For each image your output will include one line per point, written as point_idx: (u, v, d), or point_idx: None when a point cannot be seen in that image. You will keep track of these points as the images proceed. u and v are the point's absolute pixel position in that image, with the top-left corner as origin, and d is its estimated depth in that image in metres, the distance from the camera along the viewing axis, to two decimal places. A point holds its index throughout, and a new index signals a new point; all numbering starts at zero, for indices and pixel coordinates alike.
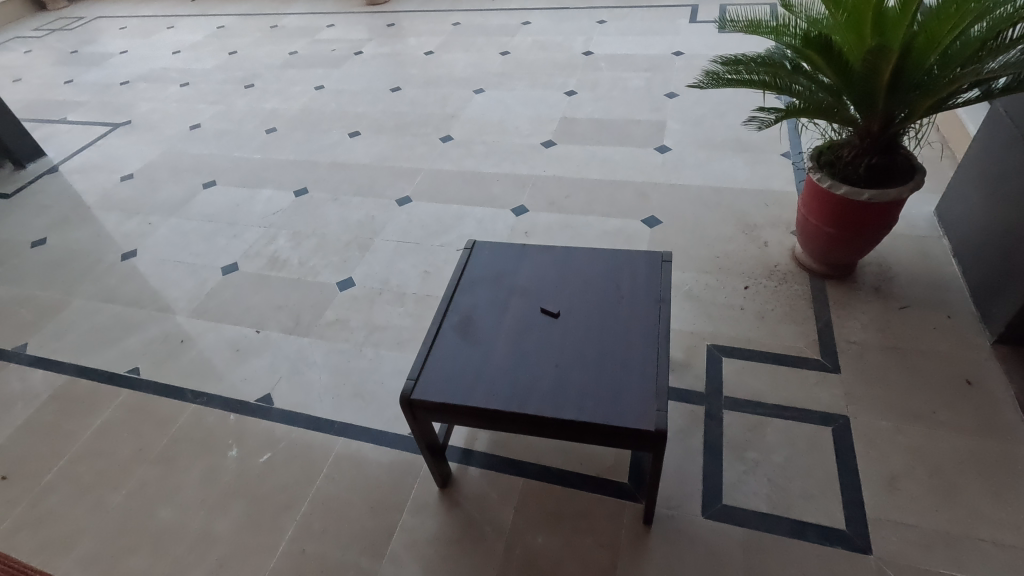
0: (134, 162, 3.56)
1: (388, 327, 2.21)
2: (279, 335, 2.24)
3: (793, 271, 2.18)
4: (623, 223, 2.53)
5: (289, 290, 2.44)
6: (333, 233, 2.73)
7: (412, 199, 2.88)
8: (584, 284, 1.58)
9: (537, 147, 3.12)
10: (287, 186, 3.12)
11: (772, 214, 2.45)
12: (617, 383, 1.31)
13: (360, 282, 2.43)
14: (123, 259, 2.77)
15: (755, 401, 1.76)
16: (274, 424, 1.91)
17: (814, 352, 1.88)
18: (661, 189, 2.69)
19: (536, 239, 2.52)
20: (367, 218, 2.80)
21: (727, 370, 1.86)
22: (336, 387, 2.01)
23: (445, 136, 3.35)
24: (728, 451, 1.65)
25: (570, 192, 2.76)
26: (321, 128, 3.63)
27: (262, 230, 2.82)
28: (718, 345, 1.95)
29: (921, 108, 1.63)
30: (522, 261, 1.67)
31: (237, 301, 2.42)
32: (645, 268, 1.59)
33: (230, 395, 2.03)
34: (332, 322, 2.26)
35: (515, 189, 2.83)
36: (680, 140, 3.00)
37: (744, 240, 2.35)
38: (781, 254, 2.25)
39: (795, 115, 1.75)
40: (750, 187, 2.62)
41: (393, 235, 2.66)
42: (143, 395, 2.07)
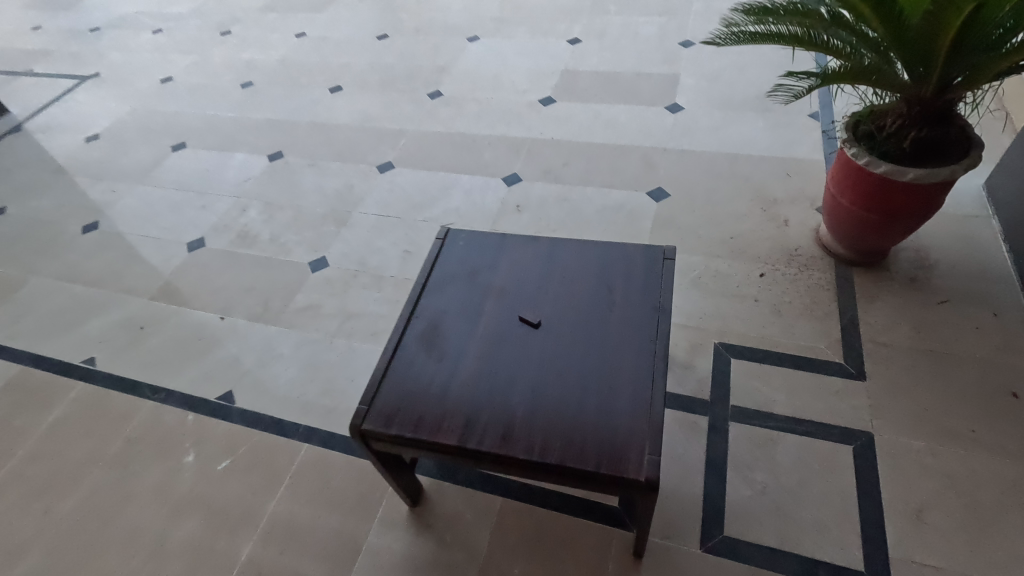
0: (101, 121, 3.29)
1: (363, 314, 2.01)
2: (246, 322, 2.05)
3: (816, 255, 1.92)
4: (628, 196, 2.26)
5: (258, 270, 2.24)
6: (308, 204, 2.49)
7: (395, 165, 2.61)
8: (571, 286, 1.35)
9: (535, 105, 2.81)
10: (262, 149, 2.86)
11: (797, 187, 2.16)
12: (603, 416, 1.11)
13: (335, 262, 2.21)
14: (86, 231, 2.57)
15: (765, 412, 1.56)
16: (236, 426, 1.76)
17: (835, 354, 1.66)
18: (671, 156, 2.39)
19: (528, 214, 2.27)
20: (346, 187, 2.55)
21: (735, 374, 1.66)
22: (304, 385, 1.83)
23: (435, 92, 3.03)
24: (733, 471, 1.46)
25: (569, 159, 2.47)
26: (301, 82, 3.32)
27: (233, 199, 2.59)
28: (727, 345, 1.73)
29: (989, 72, 1.33)
30: (502, 255, 1.44)
31: (202, 283, 2.23)
32: (642, 268, 1.36)
33: (189, 391, 1.86)
34: (303, 308, 2.06)
35: (509, 155, 2.55)
36: (694, 98, 2.67)
37: (762, 218, 2.08)
38: (802, 236, 1.99)
39: (834, 79, 1.45)
40: (772, 154, 2.31)
41: (373, 207, 2.42)
42: (100, 389, 1.92)
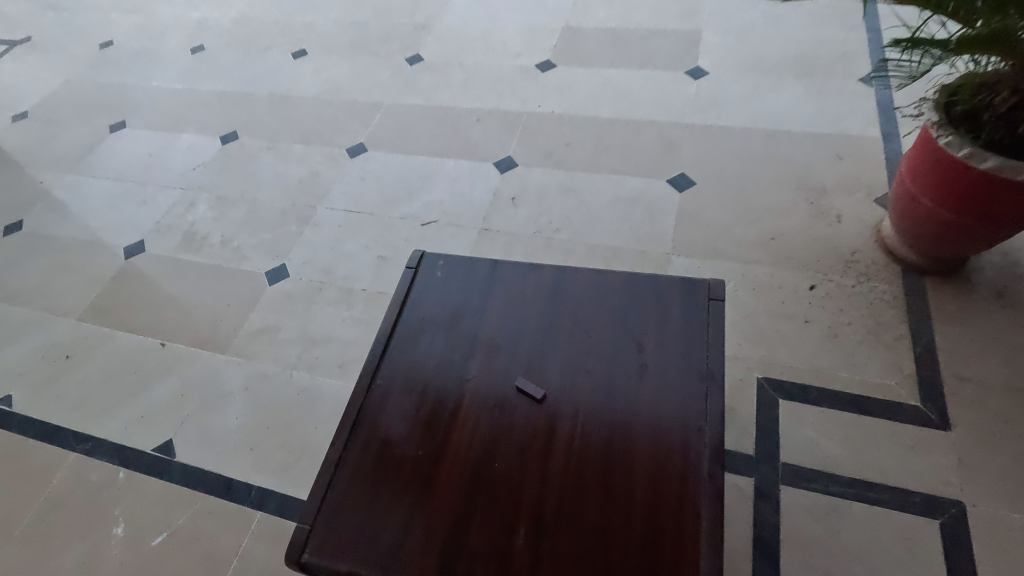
0: (31, 95, 2.85)
1: (329, 339, 1.67)
2: (191, 349, 1.72)
3: (879, 261, 1.57)
4: (644, 184, 1.89)
5: (206, 282, 1.88)
6: (266, 197, 2.11)
7: (368, 148, 2.22)
8: (585, 339, 1.01)
9: (532, 71, 2.38)
10: (213, 129, 2.45)
11: (849, 171, 1.79)
12: (634, 546, 0.79)
13: (297, 272, 1.86)
14: (7, 231, 2.19)
15: (826, 473, 1.25)
16: (175, 487, 1.45)
17: (910, 393, 1.33)
18: (695, 134, 2.00)
19: (526, 209, 1.90)
20: (310, 175, 2.16)
21: (785, 419, 1.34)
22: (258, 432, 1.51)
23: (414, 56, 2.59)
24: (788, 554, 1.16)
25: (573, 138, 2.08)
26: (260, 46, 2.86)
27: (179, 192, 2.20)
28: (774, 381, 1.40)
29: None
30: (492, 292, 1.10)
31: (140, 298, 1.88)
32: (681, 310, 1.02)
33: (121, 441, 1.55)
34: (258, 331, 1.73)
35: (501, 134, 2.15)
36: (720, 59, 2.26)
37: (808, 212, 1.71)
38: (860, 236, 1.63)
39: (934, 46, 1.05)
40: (817, 130, 1.93)
41: (342, 201, 2.04)
42: (15, 436, 1.59)
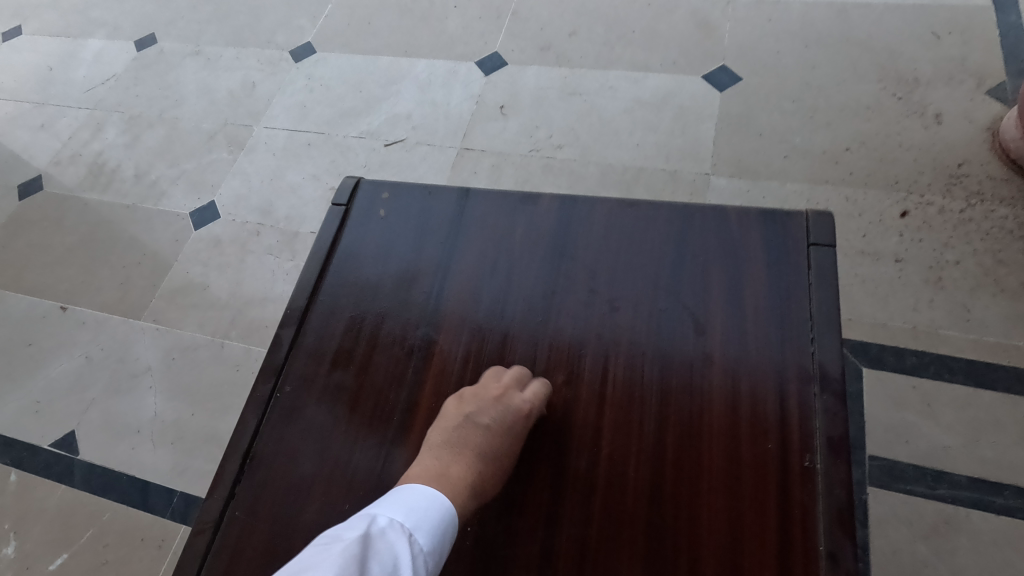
0: None
1: (269, 298, 1.31)
2: (96, 314, 1.35)
3: (994, 175, 1.16)
4: (672, 82, 1.44)
5: (116, 227, 1.49)
6: (190, 116, 1.67)
7: (316, 48, 1.74)
8: (610, 311, 0.63)
9: None
10: (126, 32, 1.96)
11: (948, 55, 1.33)
12: None
13: (229, 211, 1.46)
14: None
15: (931, 470, 0.92)
16: (77, 493, 1.13)
17: None
18: (738, 11, 1.52)
19: (518, 120, 1.46)
20: (244, 86, 1.70)
21: (871, 395, 0.99)
22: (181, 419, 1.19)
23: None
24: None
25: (579, 23, 1.60)
26: None
27: (83, 113, 1.76)
28: (855, 344, 1.03)
29: None
30: (463, 239, 0.72)
31: (35, 250, 1.49)
32: (763, 262, 0.63)
33: (12, 434, 1.22)
34: (180, 289, 1.36)
35: (485, 22, 1.67)
36: None
37: (894, 112, 1.28)
38: (968, 141, 1.21)
39: None
40: (903, 1, 1.45)
41: (285, 117, 1.61)
42: None
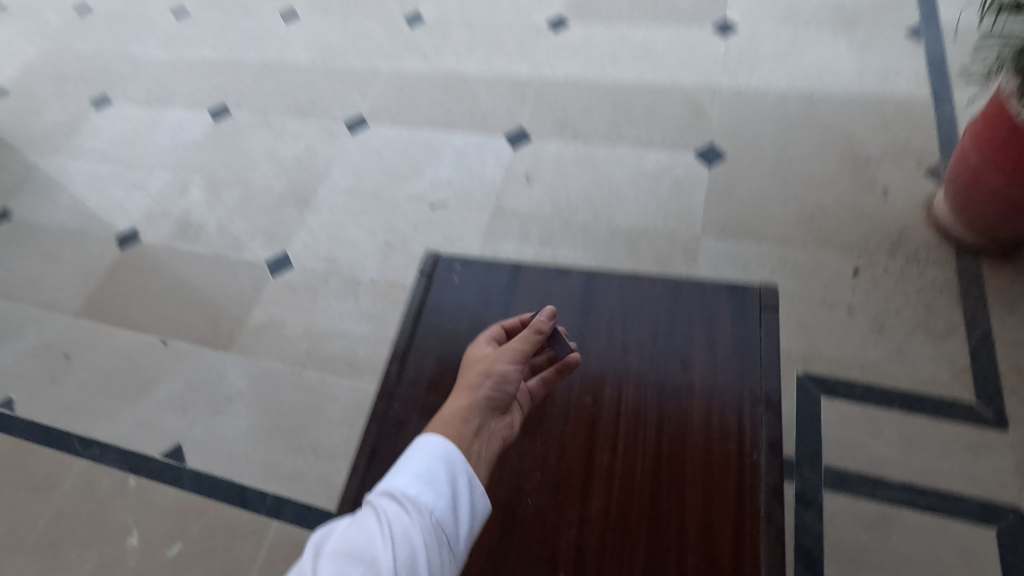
0: (7, 67, 2.67)
1: (337, 335, 1.59)
2: (192, 347, 1.63)
3: (929, 241, 1.44)
4: (669, 157, 1.74)
5: (204, 273, 1.78)
6: (262, 178, 1.98)
7: (368, 120, 2.06)
8: (622, 351, 0.91)
9: (543, 29, 2.18)
10: (202, 103, 2.29)
11: (895, 139, 1.63)
12: None
13: (299, 260, 1.75)
14: None
15: (873, 477, 1.17)
16: (186, 494, 1.39)
17: (963, 390, 1.24)
18: (724, 98, 1.84)
19: (541, 186, 1.76)
20: (307, 152, 2.02)
21: (827, 417, 1.25)
22: (268, 435, 1.45)
23: (414, 15, 2.38)
24: (833, 564, 1.10)
25: (591, 105, 1.92)
26: (246, 6, 2.66)
27: (170, 174, 2.07)
28: (815, 377, 1.30)
29: None
30: (516, 300, 0.99)
31: (137, 292, 1.78)
32: (731, 319, 0.91)
33: (128, 446, 1.49)
34: (262, 326, 1.64)
35: (512, 101, 1.99)
36: (750, 11, 2.05)
37: (850, 186, 1.57)
38: (908, 211, 1.50)
39: None
40: (859, 92, 1.76)
41: (343, 180, 1.91)
42: (19, 443, 1.53)
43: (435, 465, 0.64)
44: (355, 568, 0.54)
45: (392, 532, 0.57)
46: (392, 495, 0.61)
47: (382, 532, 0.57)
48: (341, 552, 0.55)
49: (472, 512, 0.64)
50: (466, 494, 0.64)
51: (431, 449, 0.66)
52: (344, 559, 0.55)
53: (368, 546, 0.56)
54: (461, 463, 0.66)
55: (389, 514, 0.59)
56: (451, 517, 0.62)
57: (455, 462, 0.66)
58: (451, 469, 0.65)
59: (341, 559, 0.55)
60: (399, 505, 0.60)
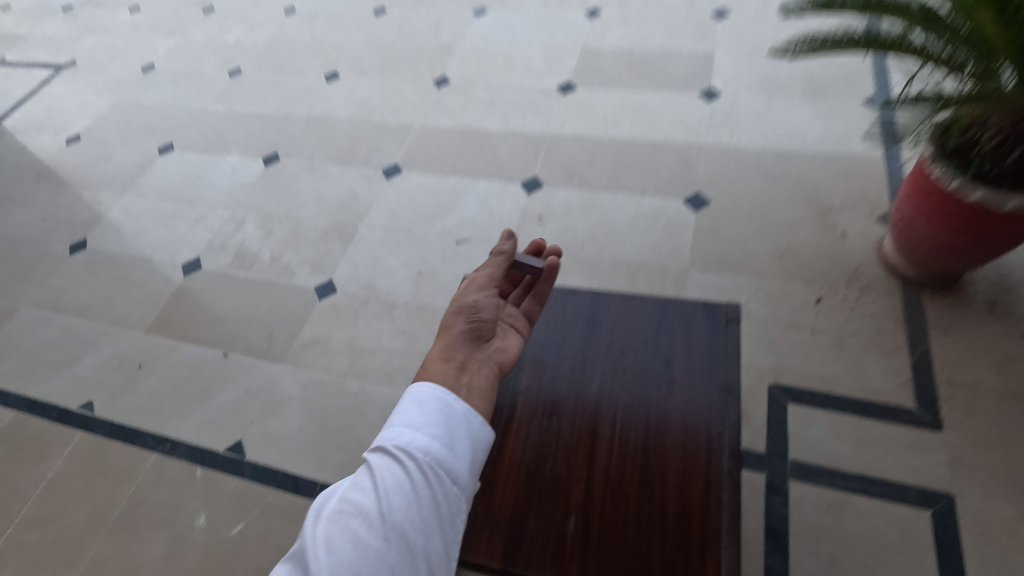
0: (81, 118, 3.04)
1: (376, 350, 1.84)
2: (250, 359, 1.89)
3: (881, 276, 1.71)
4: (662, 203, 2.04)
5: (259, 297, 2.06)
6: (309, 216, 2.28)
7: (402, 168, 2.38)
8: (619, 353, 1.18)
9: (553, 92, 2.53)
10: (255, 151, 2.62)
11: (854, 191, 1.93)
12: (665, 529, 0.94)
13: (343, 286, 2.03)
14: (72, 252, 2.36)
15: (831, 469, 1.40)
16: (247, 483, 1.62)
17: (907, 399, 1.48)
18: (709, 153, 2.15)
19: (553, 226, 2.05)
20: (349, 195, 2.33)
21: (794, 420, 1.49)
22: (317, 434, 1.69)
23: (441, 78, 2.74)
24: (797, 540, 1.32)
25: (595, 157, 2.23)
26: (293, 67, 3.04)
27: (228, 212, 2.38)
28: (784, 387, 1.54)
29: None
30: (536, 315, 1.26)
31: (200, 312, 2.05)
32: (703, 329, 1.18)
33: (195, 443, 1.73)
34: (310, 342, 1.90)
35: (527, 153, 2.31)
36: (732, 81, 2.39)
37: (816, 230, 1.86)
38: (864, 251, 1.77)
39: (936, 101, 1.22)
40: (824, 150, 2.06)
41: (381, 219, 2.21)
42: (100, 440, 1.77)
43: (419, 419, 0.81)
44: (354, 520, 0.70)
45: (382, 484, 0.73)
46: (384, 452, 0.77)
47: (373, 487, 0.73)
48: (342, 507, 0.72)
49: (457, 450, 0.80)
50: (448, 438, 0.80)
51: (417, 406, 0.82)
52: (343, 513, 0.71)
53: (362, 501, 0.72)
54: (449, 403, 0.84)
55: (380, 468, 0.75)
56: (438, 456, 0.78)
57: (434, 412, 0.82)
58: (432, 420, 0.81)
59: (344, 512, 0.71)
60: (388, 459, 0.76)
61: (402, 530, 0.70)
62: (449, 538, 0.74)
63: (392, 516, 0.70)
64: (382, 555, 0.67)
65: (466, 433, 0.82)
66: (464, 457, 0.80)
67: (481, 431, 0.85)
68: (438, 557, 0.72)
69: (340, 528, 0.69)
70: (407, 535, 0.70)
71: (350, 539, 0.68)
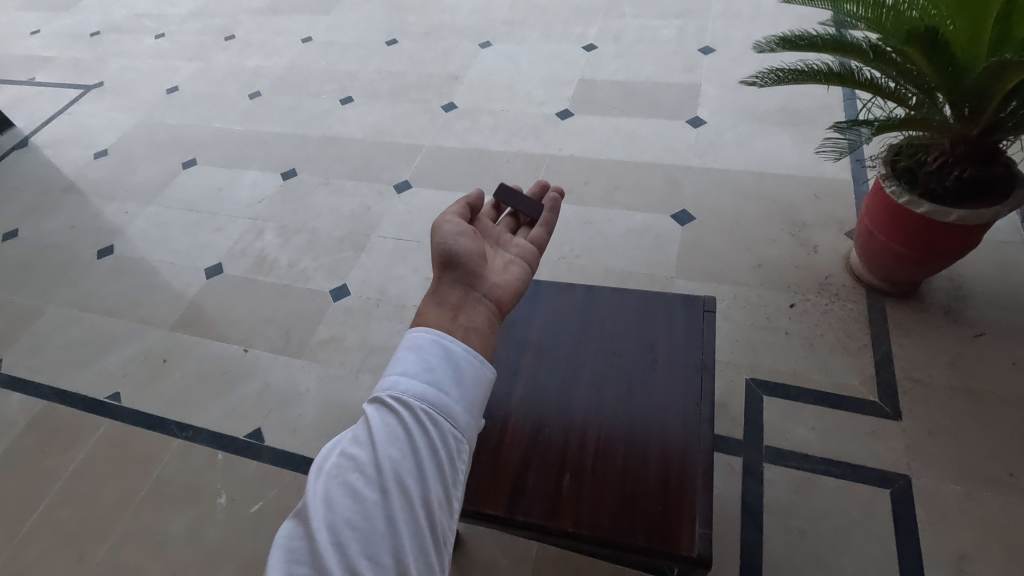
0: (108, 134, 3.23)
1: (387, 347, 1.99)
2: (269, 355, 2.03)
3: (848, 285, 1.89)
4: (651, 218, 2.22)
5: (277, 299, 2.21)
6: (325, 226, 2.46)
7: (411, 184, 2.57)
8: (610, 339, 1.34)
9: (553, 118, 2.75)
10: (274, 167, 2.81)
11: (824, 209, 2.12)
12: (647, 483, 1.09)
13: (356, 290, 2.19)
14: (100, 256, 2.51)
15: (801, 454, 1.55)
16: (266, 466, 1.75)
17: (870, 392, 1.63)
18: (695, 175, 2.35)
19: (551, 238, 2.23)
20: (362, 208, 2.51)
21: (769, 411, 1.64)
22: (332, 422, 1.82)
23: (448, 104, 2.96)
24: (770, 515, 1.46)
25: (590, 177, 2.43)
26: (310, 92, 3.26)
27: (248, 222, 2.55)
28: (760, 382, 1.70)
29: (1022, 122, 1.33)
30: (536, 306, 1.42)
31: (221, 312, 2.20)
32: (683, 319, 1.34)
33: (217, 429, 1.86)
34: (325, 340, 2.05)
35: (528, 173, 2.50)
36: (716, 110, 2.61)
37: (790, 243, 2.04)
38: (833, 263, 1.95)
39: (883, 130, 1.44)
40: (799, 173, 2.27)
41: (392, 230, 2.39)
42: (126, 427, 1.90)
43: (412, 365, 0.73)
44: (351, 474, 0.63)
45: (376, 435, 0.66)
46: (378, 404, 0.70)
47: (368, 439, 0.66)
48: (341, 462, 0.65)
49: (456, 393, 0.73)
50: (446, 381, 0.73)
51: (411, 353, 0.74)
52: (339, 470, 0.64)
53: (361, 455, 0.65)
54: (445, 346, 0.76)
55: (373, 421, 0.67)
56: (435, 402, 0.70)
57: (430, 357, 0.74)
58: (428, 365, 0.73)
59: (337, 470, 0.64)
60: (382, 411, 0.69)
61: (400, 480, 0.63)
62: (452, 486, 0.67)
63: (388, 466, 0.63)
64: (378, 510, 0.60)
65: (465, 375, 0.75)
66: (464, 398, 0.73)
67: (483, 370, 0.78)
68: (441, 507, 0.65)
69: (336, 485, 0.62)
70: (405, 484, 0.63)
71: (347, 494, 0.61)
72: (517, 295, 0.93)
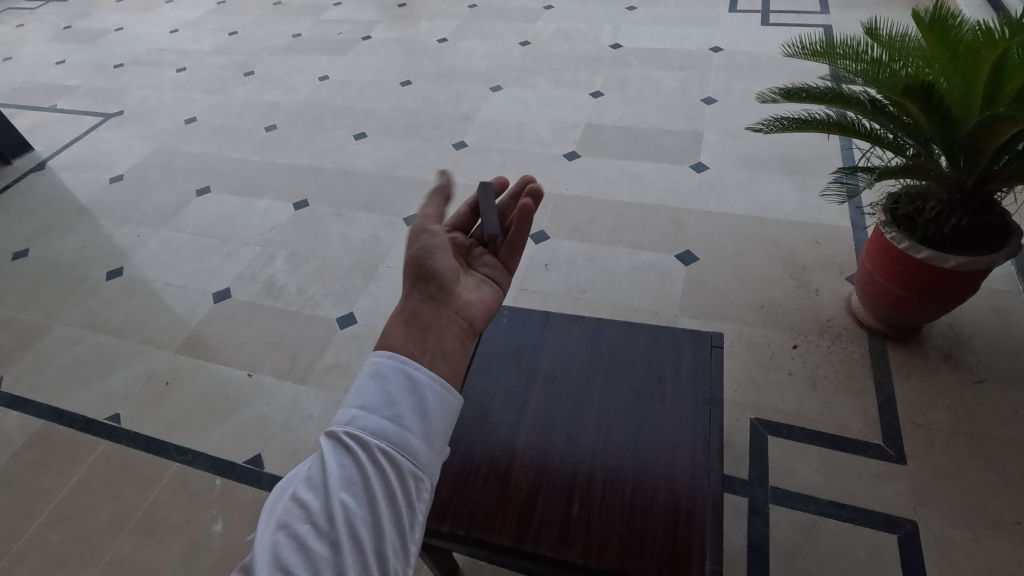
0: (125, 160, 3.31)
1: None
2: (273, 380, 2.04)
3: (849, 328, 1.92)
4: (656, 257, 2.27)
5: (284, 324, 2.23)
6: (335, 255, 2.50)
7: None
8: (618, 371, 1.35)
9: (560, 159, 2.84)
10: (286, 196, 2.88)
11: (825, 254, 2.18)
12: (657, 516, 1.08)
13: (363, 318, 2.21)
14: (109, 277, 2.53)
15: (807, 495, 1.54)
16: (264, 492, 1.73)
17: (874, 435, 1.64)
18: (698, 217, 2.42)
19: (557, 273, 2.27)
20: (372, 238, 2.55)
21: (774, 451, 1.64)
22: None
23: (459, 142, 3.06)
24: (777, 557, 1.44)
25: (596, 216, 2.49)
26: (324, 127, 3.37)
27: (258, 248, 2.59)
28: (764, 422, 1.71)
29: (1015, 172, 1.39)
30: (546, 337, 1.45)
31: (228, 336, 2.21)
32: (691, 354, 1.36)
33: (217, 454, 1.84)
34: (331, 366, 2.05)
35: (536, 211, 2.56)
36: (718, 157, 2.71)
37: (792, 286, 2.08)
38: (834, 306, 1.99)
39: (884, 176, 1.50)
40: (799, 219, 2.34)
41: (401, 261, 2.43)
42: (124, 449, 1.88)
43: (373, 398, 0.62)
44: (300, 525, 0.53)
45: (331, 478, 0.56)
46: (333, 441, 0.60)
47: (321, 482, 0.56)
48: (289, 507, 0.55)
49: (420, 427, 0.62)
50: (408, 417, 0.62)
51: (373, 383, 0.63)
52: (286, 519, 0.54)
53: (312, 501, 0.54)
54: (409, 373, 0.65)
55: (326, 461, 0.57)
56: (396, 438, 0.60)
57: (394, 388, 0.63)
58: (390, 398, 0.62)
59: (283, 519, 0.54)
60: (337, 449, 0.59)
61: (355, 530, 0.53)
62: (412, 533, 0.57)
63: (342, 516, 0.53)
64: (328, 566, 0.50)
65: (429, 407, 0.64)
66: (429, 433, 0.62)
67: (449, 400, 0.67)
68: (398, 561, 0.55)
69: (283, 539, 0.52)
70: (359, 535, 0.53)
71: (295, 549, 0.51)
72: (487, 316, 0.87)
